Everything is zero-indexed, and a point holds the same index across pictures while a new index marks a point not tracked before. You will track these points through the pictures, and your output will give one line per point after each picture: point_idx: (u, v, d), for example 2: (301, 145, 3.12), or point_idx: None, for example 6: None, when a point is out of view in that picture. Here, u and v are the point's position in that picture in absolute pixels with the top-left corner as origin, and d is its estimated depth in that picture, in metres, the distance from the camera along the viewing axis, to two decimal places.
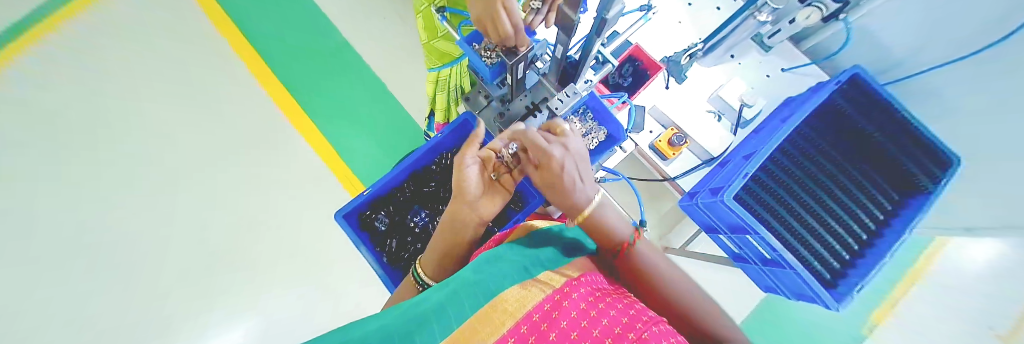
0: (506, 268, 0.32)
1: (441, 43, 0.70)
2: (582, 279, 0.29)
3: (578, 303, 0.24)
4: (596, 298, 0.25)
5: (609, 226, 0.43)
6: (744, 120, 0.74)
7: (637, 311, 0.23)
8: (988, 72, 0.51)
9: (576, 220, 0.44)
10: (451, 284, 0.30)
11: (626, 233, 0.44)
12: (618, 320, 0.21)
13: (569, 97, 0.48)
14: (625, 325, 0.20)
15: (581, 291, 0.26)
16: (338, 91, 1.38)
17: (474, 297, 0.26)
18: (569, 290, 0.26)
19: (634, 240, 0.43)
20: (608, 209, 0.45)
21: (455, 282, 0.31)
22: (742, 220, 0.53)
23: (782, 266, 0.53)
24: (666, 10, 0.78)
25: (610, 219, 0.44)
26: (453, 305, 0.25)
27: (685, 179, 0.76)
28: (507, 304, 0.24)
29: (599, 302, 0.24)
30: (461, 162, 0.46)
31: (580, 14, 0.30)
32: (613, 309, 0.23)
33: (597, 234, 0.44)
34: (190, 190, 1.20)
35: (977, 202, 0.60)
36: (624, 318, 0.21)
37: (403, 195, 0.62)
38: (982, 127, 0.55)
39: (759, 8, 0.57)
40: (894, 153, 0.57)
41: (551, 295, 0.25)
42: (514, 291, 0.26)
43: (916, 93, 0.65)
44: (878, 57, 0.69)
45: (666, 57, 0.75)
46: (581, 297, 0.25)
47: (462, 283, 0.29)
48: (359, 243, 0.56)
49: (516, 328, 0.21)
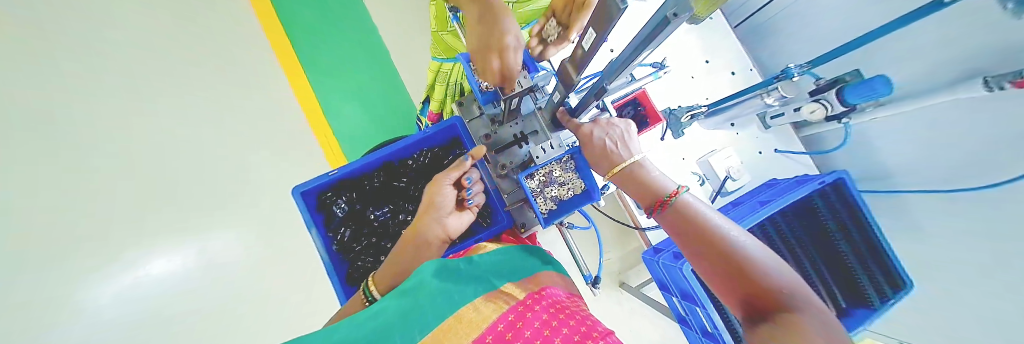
0: (471, 280, 0.37)
1: (450, 38, 0.66)
2: (543, 293, 0.34)
3: (539, 316, 0.28)
4: (556, 309, 0.30)
5: (650, 179, 0.40)
6: (726, 190, 0.74)
7: (591, 322, 0.27)
8: (973, 211, 0.53)
9: (611, 172, 0.42)
10: (415, 291, 0.34)
11: (670, 185, 0.39)
12: (575, 329, 0.25)
13: (553, 148, 0.47)
14: (583, 334, 0.24)
15: (542, 305, 0.31)
16: (342, 47, 1.35)
17: (439, 310, 0.30)
18: (531, 303, 0.31)
19: (679, 191, 0.38)
20: (650, 164, 0.42)
21: (419, 292, 0.33)
22: (692, 289, 0.55)
23: (718, 342, 0.55)
24: (684, 63, 0.77)
25: (653, 172, 0.41)
26: (423, 314, 0.29)
27: (654, 233, 0.76)
28: (472, 318, 0.29)
29: (559, 313, 0.29)
30: (444, 178, 0.47)
31: (582, 76, 0.28)
32: (571, 319, 0.27)
33: (637, 186, 0.41)
34: None
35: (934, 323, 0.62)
36: (581, 327, 0.26)
37: (370, 184, 0.59)
38: (959, 255, 0.57)
39: (769, 91, 0.59)
40: (851, 260, 0.60)
41: (515, 306, 0.31)
42: (479, 303, 0.32)
43: (889, 207, 0.68)
44: (867, 163, 0.71)
45: (667, 109, 0.74)
46: (542, 310, 0.30)
47: (428, 294, 0.32)
48: (311, 225, 0.53)
49: (481, 339, 0.25)
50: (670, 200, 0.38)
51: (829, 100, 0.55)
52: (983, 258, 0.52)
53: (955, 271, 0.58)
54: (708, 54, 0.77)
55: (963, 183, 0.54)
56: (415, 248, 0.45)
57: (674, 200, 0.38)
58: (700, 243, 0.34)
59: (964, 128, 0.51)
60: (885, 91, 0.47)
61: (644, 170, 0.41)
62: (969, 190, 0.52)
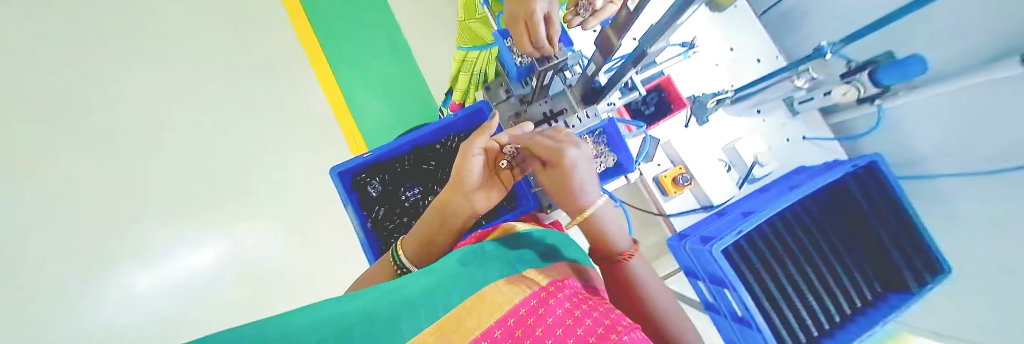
0: (493, 264, 0.37)
1: (475, 25, 0.68)
2: (566, 281, 0.33)
3: (563, 303, 0.27)
4: (580, 300, 0.29)
5: (608, 235, 0.45)
6: (752, 177, 0.74)
7: (616, 315, 0.26)
8: (992, 192, 0.51)
9: (574, 220, 0.45)
10: (438, 273, 0.34)
11: (624, 244, 0.45)
12: (600, 322, 0.24)
13: (588, 118, 0.50)
14: (607, 326, 0.23)
15: (565, 292, 0.29)
16: (366, 45, 1.46)
17: (463, 287, 0.30)
18: (555, 289, 0.30)
19: (630, 254, 0.44)
20: (609, 214, 0.46)
21: (439, 271, 0.35)
22: (723, 272, 0.54)
23: (750, 327, 0.54)
24: (707, 50, 0.76)
25: (612, 228, 0.46)
26: (443, 292, 0.28)
27: (679, 219, 0.77)
28: (494, 298, 0.28)
29: (581, 304, 0.28)
30: (469, 149, 0.47)
31: (622, 41, 0.30)
32: (595, 311, 0.26)
33: (594, 238, 0.46)
34: None
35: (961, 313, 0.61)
36: (605, 320, 0.24)
37: (400, 167, 0.63)
38: (978, 239, 0.55)
39: (799, 73, 0.57)
40: (888, 246, 0.57)
41: (537, 291, 0.29)
42: (501, 286, 0.30)
43: (923, 191, 0.65)
44: (899, 148, 0.68)
45: (694, 96, 0.75)
46: (565, 298, 0.28)
47: (446, 274, 0.33)
48: (347, 203, 0.58)
49: (504, 320, 0.24)
50: (621, 259, 0.44)
51: (862, 82, 0.53)
52: (1015, 246, 0.49)
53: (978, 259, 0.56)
54: (731, 41, 0.76)
55: (985, 168, 0.52)
56: (441, 223, 0.49)
57: (622, 261, 0.44)
58: (627, 290, 0.42)
59: (991, 107, 0.49)
60: (920, 72, 0.45)
61: (604, 220, 0.45)
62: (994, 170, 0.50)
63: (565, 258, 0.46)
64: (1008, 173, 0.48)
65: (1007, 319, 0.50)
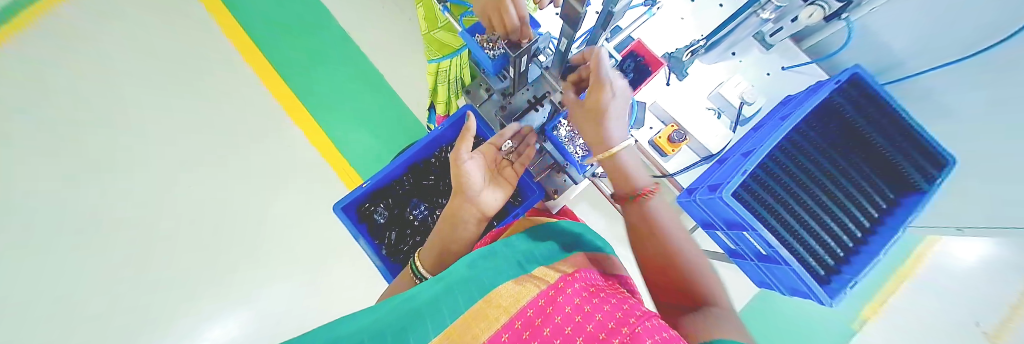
0: (502, 264, 0.37)
1: (442, 34, 0.70)
2: (576, 274, 0.33)
3: (573, 299, 0.27)
4: (591, 293, 0.29)
5: (629, 172, 0.46)
6: (743, 118, 0.75)
7: (630, 307, 0.26)
8: (984, 74, 0.50)
9: (602, 156, 0.46)
10: (448, 279, 0.34)
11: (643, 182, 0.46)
12: (611, 315, 0.24)
13: (573, 90, 0.52)
14: (619, 320, 0.23)
15: (574, 287, 0.29)
16: (338, 80, 1.44)
17: (469, 292, 0.29)
18: (563, 285, 0.29)
19: (652, 190, 0.45)
20: (632, 153, 0.47)
21: (450, 277, 0.34)
22: (739, 216, 0.53)
23: (777, 262, 0.54)
24: (671, 5, 0.78)
25: (631, 164, 0.47)
26: (451, 300, 0.28)
27: (684, 176, 0.77)
28: (501, 300, 0.27)
29: (593, 297, 0.28)
30: (458, 158, 0.48)
31: (586, 7, 0.30)
32: (606, 304, 0.26)
33: (616, 175, 0.47)
34: (174, 183, 1.20)
35: (961, 201, 0.62)
36: (617, 313, 0.24)
37: (402, 187, 0.64)
38: (970, 127, 0.56)
39: (763, 6, 0.57)
40: (889, 151, 0.58)
41: (546, 290, 0.29)
42: (511, 287, 0.30)
43: (916, 92, 0.65)
44: (881, 54, 0.69)
45: (667, 54, 0.75)
46: (575, 293, 0.28)
47: (455, 279, 0.33)
48: (359, 236, 0.58)
49: (510, 324, 0.24)
50: (640, 198, 0.45)
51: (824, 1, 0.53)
52: (993, 126, 0.50)
53: (969, 145, 0.56)
54: None
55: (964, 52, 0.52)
56: (452, 228, 0.49)
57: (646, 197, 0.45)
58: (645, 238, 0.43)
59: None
60: None
61: (627, 160, 0.46)
62: (975, 55, 0.51)
63: (584, 247, 0.46)
64: (994, 50, 0.48)
65: (1004, 200, 0.51)
